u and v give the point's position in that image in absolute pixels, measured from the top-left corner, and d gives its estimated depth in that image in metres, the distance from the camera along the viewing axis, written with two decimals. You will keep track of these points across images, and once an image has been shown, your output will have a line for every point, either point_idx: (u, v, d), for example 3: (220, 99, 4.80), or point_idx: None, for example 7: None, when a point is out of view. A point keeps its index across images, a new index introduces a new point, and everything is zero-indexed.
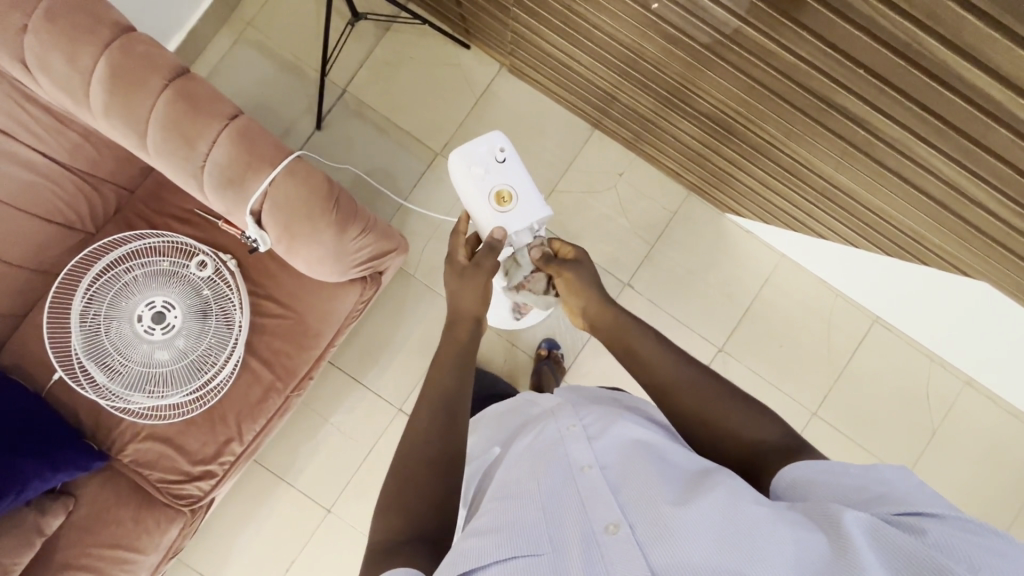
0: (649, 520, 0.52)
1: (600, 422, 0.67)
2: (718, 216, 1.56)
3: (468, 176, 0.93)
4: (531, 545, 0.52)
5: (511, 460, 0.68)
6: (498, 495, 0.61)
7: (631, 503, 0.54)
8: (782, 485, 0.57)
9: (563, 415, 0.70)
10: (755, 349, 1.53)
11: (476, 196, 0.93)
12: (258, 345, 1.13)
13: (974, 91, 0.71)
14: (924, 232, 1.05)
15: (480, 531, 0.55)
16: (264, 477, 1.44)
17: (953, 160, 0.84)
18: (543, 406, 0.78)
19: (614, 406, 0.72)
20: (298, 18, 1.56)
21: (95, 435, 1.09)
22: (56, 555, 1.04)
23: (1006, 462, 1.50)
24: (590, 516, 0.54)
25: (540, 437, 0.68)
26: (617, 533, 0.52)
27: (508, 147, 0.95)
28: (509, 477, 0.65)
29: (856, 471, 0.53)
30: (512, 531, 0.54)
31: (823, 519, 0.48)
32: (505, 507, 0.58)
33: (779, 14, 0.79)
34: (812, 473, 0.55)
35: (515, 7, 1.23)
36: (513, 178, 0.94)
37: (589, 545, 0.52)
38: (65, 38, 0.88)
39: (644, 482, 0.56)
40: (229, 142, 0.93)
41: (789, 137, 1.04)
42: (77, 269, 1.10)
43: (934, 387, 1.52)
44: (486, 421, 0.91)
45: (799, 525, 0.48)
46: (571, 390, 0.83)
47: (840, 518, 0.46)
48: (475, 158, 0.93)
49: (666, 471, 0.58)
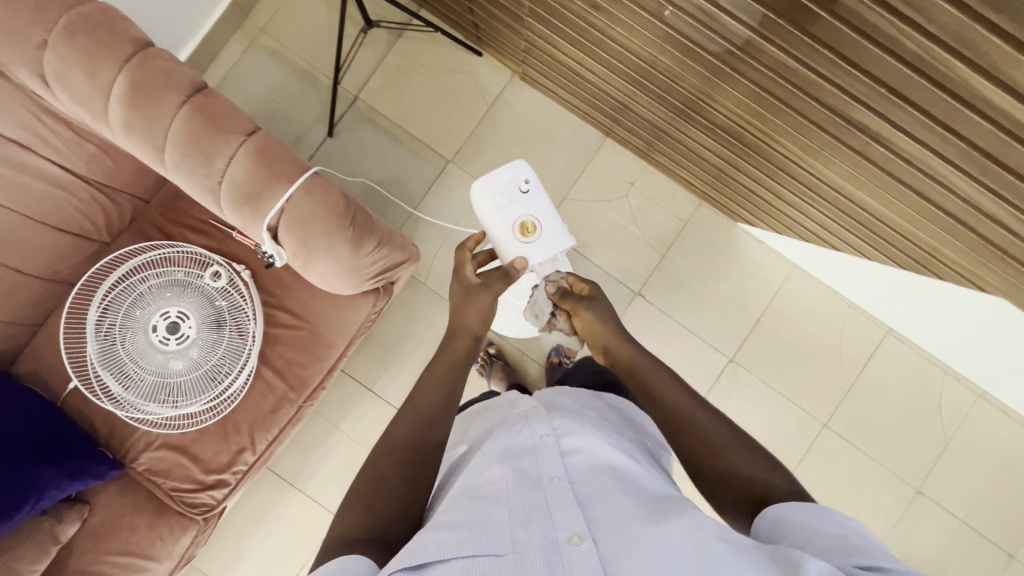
0: (615, 537, 0.51)
1: (575, 434, 0.67)
2: (730, 225, 1.55)
3: (492, 208, 0.92)
4: (493, 544, 0.51)
5: (480, 460, 0.67)
6: (464, 494, 0.60)
7: (598, 519, 0.54)
8: (761, 526, 0.57)
9: (539, 424, 0.70)
10: (767, 360, 1.52)
11: (500, 227, 0.93)
12: (272, 356, 1.13)
13: (997, 110, 0.70)
14: (941, 247, 1.04)
15: (442, 527, 0.54)
16: (276, 483, 1.45)
17: (972, 177, 0.83)
18: (521, 409, 0.78)
19: (591, 422, 0.73)
20: (311, 25, 1.56)
21: (111, 443, 1.10)
22: (71, 562, 1.05)
23: (1019, 476, 1.49)
24: (555, 523, 0.53)
25: (513, 442, 0.68)
26: (581, 545, 0.51)
27: (532, 176, 0.94)
28: (475, 478, 0.64)
29: (835, 520, 0.53)
30: (475, 528, 0.52)
31: (784, 561, 0.47)
32: (470, 505, 0.57)
33: (801, 32, 0.79)
34: (791, 516, 0.55)
35: (528, 16, 1.23)
36: (537, 209, 0.93)
37: (550, 551, 0.50)
38: (84, 53, 0.89)
39: (613, 501, 0.56)
40: (247, 158, 0.93)
41: (806, 151, 1.03)
42: (93, 279, 1.10)
43: (947, 400, 1.50)
44: (462, 417, 0.90)
45: (760, 568, 0.47)
46: (551, 396, 0.83)
47: (799, 562, 0.46)
48: (499, 188, 0.93)
49: (634, 494, 0.58)
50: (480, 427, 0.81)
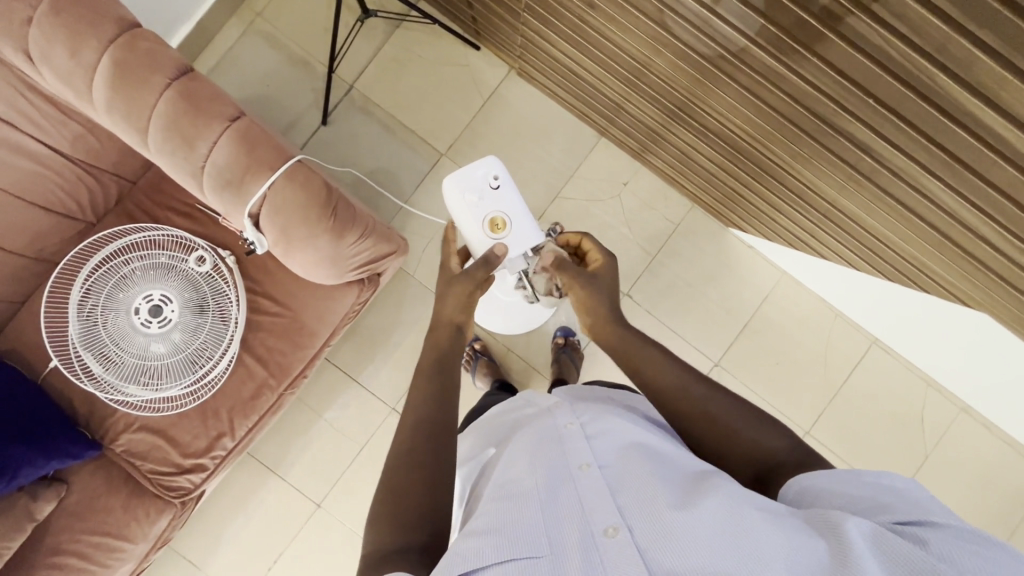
0: (649, 523, 0.51)
1: (598, 420, 0.66)
2: (720, 230, 1.55)
3: (462, 203, 0.92)
4: (529, 546, 0.52)
5: (508, 456, 0.67)
6: (496, 493, 0.61)
7: (631, 506, 0.53)
8: (792, 494, 0.56)
9: (561, 414, 0.69)
10: (752, 366, 1.52)
11: (470, 222, 0.92)
12: (253, 342, 1.13)
13: (983, 128, 0.70)
14: (927, 261, 1.04)
15: (477, 531, 0.55)
16: (255, 469, 1.45)
17: (959, 194, 0.82)
18: (542, 405, 0.76)
19: (613, 407, 0.71)
20: (308, 12, 1.55)
21: (90, 424, 1.11)
22: (47, 540, 1.06)
23: (998, 491, 1.49)
24: (588, 516, 0.54)
25: (537, 435, 0.67)
26: (617, 536, 0.51)
27: (502, 173, 0.94)
28: (505, 474, 0.63)
29: (868, 480, 0.52)
30: (509, 531, 0.53)
31: (825, 527, 0.47)
32: (502, 505, 0.57)
33: (792, 40, 0.78)
34: (822, 482, 0.55)
35: (525, 11, 1.22)
36: (508, 205, 0.93)
37: (587, 546, 0.51)
38: (70, 32, 0.88)
39: (644, 483, 0.55)
40: (229, 144, 0.93)
41: (797, 159, 1.03)
42: (76, 259, 1.10)
43: (930, 412, 1.51)
44: (478, 423, 0.91)
45: (799, 531, 0.48)
46: (570, 390, 0.82)
47: (841, 526, 0.46)
48: (469, 184, 0.92)
49: (665, 475, 0.57)
50: (503, 427, 0.80)
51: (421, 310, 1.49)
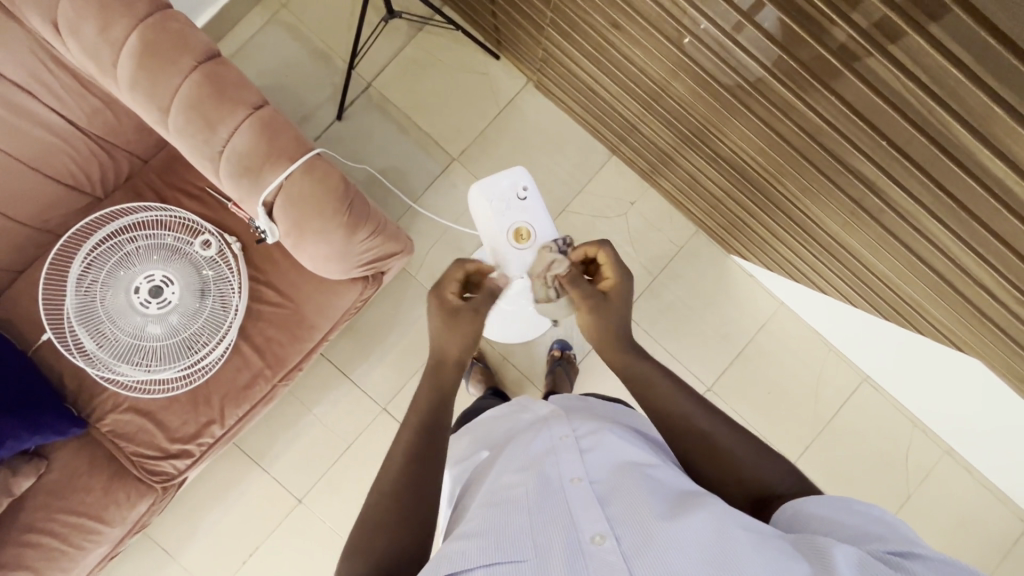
0: (637, 534, 0.50)
1: (592, 436, 0.65)
2: (723, 256, 1.57)
3: (489, 210, 0.93)
4: (516, 549, 0.50)
5: (499, 464, 0.66)
6: (484, 497, 0.60)
7: (620, 517, 0.53)
8: (782, 516, 0.56)
9: (554, 425, 0.69)
10: (744, 393, 1.53)
11: (495, 230, 0.93)
12: (251, 332, 1.13)
13: (990, 177, 0.71)
14: (925, 303, 1.05)
15: (467, 534, 0.53)
16: (240, 459, 1.44)
17: (962, 240, 0.83)
18: (538, 416, 0.76)
19: (608, 424, 0.70)
20: (333, 6, 1.56)
21: (77, 400, 1.09)
22: (22, 517, 1.04)
23: (977, 536, 1.51)
24: (577, 523, 0.52)
25: (531, 443, 0.67)
26: (604, 545, 0.50)
27: (530, 185, 0.95)
28: (496, 482, 0.62)
29: (857, 510, 0.53)
30: (497, 535, 0.52)
31: (811, 551, 0.47)
32: (492, 511, 0.56)
33: (811, 77, 0.80)
34: (812, 507, 0.55)
35: (549, 26, 1.24)
36: (533, 216, 0.94)
37: (573, 552, 0.50)
38: (101, 8, 0.88)
39: (634, 497, 0.54)
40: (250, 131, 0.93)
41: (806, 194, 1.05)
42: (80, 233, 1.10)
43: (914, 451, 1.52)
44: (469, 426, 0.89)
45: (782, 553, 0.47)
46: (565, 404, 0.81)
47: (828, 550, 0.46)
48: (497, 193, 0.94)
49: (655, 491, 0.56)
50: (496, 434, 0.79)
51: (420, 312, 1.49)
